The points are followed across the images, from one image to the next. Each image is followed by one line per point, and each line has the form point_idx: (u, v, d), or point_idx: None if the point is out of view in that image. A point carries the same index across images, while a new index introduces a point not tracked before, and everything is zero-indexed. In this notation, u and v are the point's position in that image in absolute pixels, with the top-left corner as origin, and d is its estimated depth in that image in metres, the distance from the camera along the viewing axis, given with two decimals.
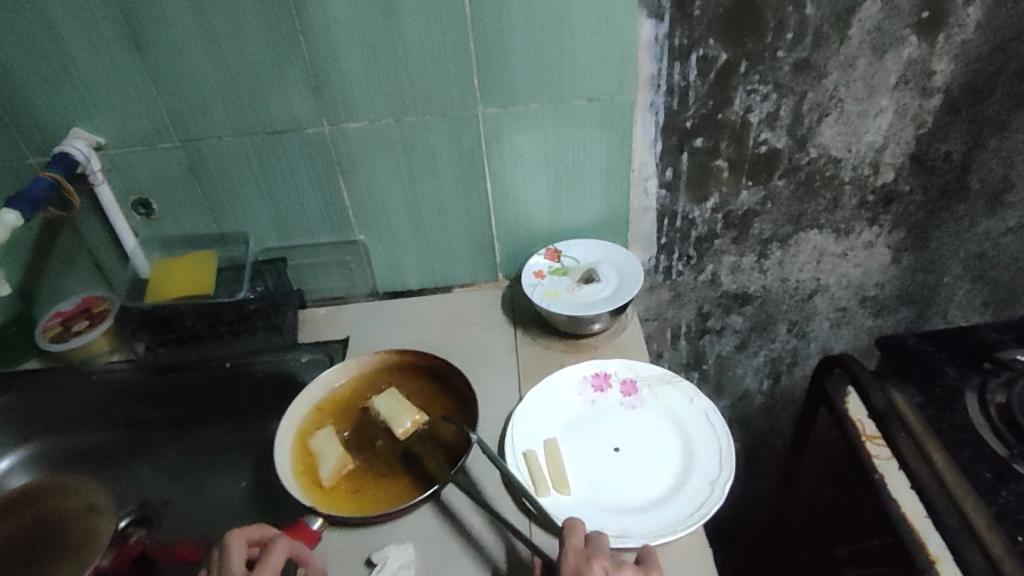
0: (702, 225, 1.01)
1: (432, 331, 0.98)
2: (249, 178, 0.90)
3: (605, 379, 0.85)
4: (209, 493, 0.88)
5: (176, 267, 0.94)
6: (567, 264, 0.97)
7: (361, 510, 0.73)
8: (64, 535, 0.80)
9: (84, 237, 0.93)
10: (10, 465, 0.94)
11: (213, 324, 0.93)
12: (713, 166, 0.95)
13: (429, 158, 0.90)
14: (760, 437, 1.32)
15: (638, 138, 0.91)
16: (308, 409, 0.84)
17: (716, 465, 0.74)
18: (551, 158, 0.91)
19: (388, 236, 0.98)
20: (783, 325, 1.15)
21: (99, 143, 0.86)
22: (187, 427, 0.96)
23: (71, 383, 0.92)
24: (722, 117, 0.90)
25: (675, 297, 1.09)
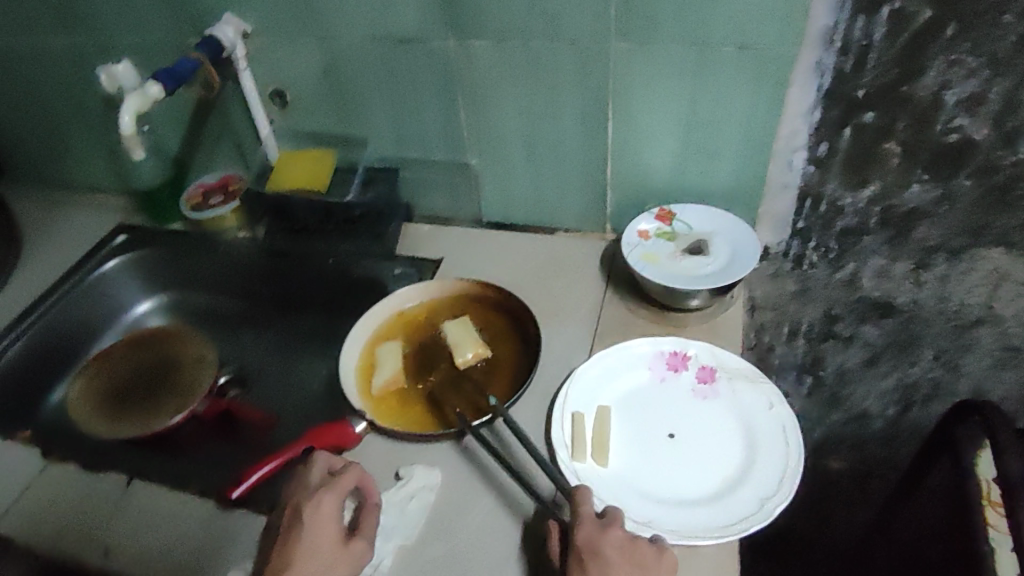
0: (851, 215, 0.86)
1: (523, 270, 0.95)
2: (376, 85, 0.91)
3: (682, 359, 0.78)
4: (293, 376, 0.97)
5: (301, 158, 0.99)
6: (677, 229, 0.88)
7: (404, 425, 0.77)
8: (175, 375, 0.98)
9: (230, 118, 1.01)
10: (148, 309, 1.09)
11: (324, 220, 0.99)
12: (881, 148, 0.79)
13: (553, 90, 0.85)
14: (871, 467, 1.10)
15: (793, 103, 0.79)
16: (384, 317, 0.88)
17: (775, 484, 0.66)
18: (683, 110, 0.82)
19: (499, 164, 0.95)
20: (929, 351, 0.95)
21: (247, 30, 0.90)
22: (290, 309, 1.04)
23: (205, 249, 1.04)
24: (905, 91, 0.74)
25: (801, 291, 0.96)
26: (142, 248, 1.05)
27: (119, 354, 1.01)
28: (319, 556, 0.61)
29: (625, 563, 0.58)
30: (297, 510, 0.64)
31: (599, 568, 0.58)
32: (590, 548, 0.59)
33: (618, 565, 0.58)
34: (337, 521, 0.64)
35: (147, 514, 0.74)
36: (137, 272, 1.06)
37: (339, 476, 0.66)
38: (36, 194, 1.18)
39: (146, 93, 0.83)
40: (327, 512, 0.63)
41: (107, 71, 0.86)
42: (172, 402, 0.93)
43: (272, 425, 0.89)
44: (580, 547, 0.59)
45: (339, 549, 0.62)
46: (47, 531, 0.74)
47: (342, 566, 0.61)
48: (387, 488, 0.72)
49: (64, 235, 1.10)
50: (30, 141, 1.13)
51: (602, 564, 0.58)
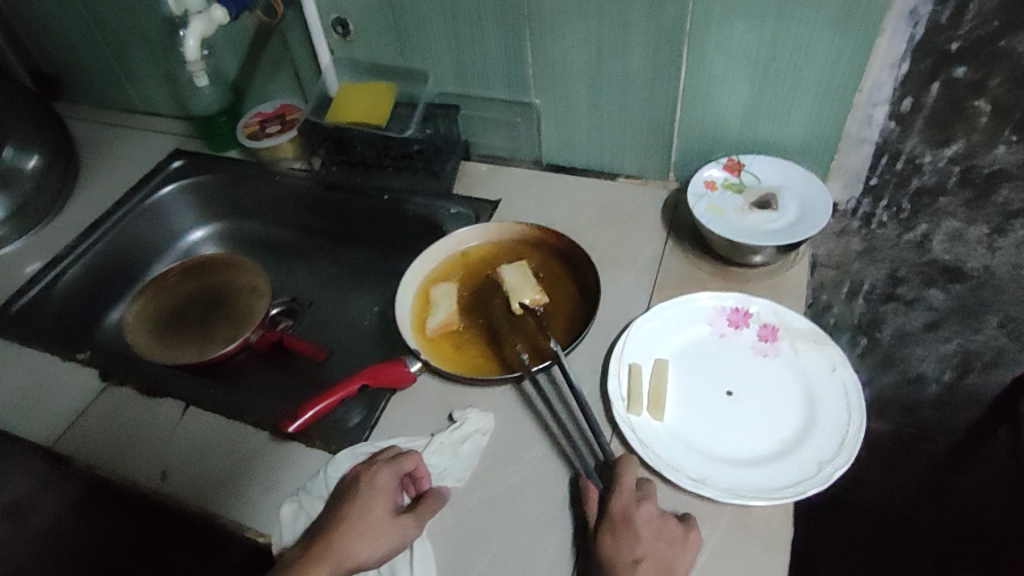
0: (929, 175, 0.81)
1: (582, 216, 0.94)
2: (437, 16, 0.88)
3: (743, 317, 0.77)
4: (348, 309, 0.99)
5: (360, 91, 0.97)
6: (746, 182, 0.85)
7: (458, 366, 0.78)
8: (230, 305, 0.99)
9: (288, 46, 0.99)
10: (202, 236, 1.10)
11: (380, 155, 0.98)
12: (969, 107, 0.74)
13: (623, 30, 0.81)
14: (919, 429, 1.10)
15: (880, 52, 0.74)
16: (440, 258, 0.88)
17: (834, 448, 0.66)
18: (760, 56, 0.78)
19: (561, 105, 0.92)
20: (995, 318, 0.92)
21: None
22: (342, 243, 1.05)
23: (258, 180, 1.04)
24: (1005, 45, 0.68)
25: (867, 250, 0.93)
26: (197, 175, 1.06)
27: (175, 278, 1.02)
28: (365, 528, 0.63)
29: (653, 539, 0.60)
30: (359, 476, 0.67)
31: (627, 539, 0.60)
32: (621, 516, 0.61)
33: (646, 539, 0.60)
34: (390, 500, 0.65)
35: (204, 440, 0.76)
36: (192, 200, 1.07)
37: (399, 456, 0.68)
38: (99, 114, 1.19)
39: (210, 18, 0.82)
40: (381, 489, 0.65)
41: None
42: (226, 327, 0.95)
43: (324, 357, 0.91)
44: (615, 513, 0.62)
45: (383, 521, 0.64)
46: (106, 457, 0.76)
47: (387, 540, 0.63)
48: (440, 429, 0.74)
49: (123, 158, 1.11)
50: (88, 62, 1.13)
51: (633, 533, 0.60)
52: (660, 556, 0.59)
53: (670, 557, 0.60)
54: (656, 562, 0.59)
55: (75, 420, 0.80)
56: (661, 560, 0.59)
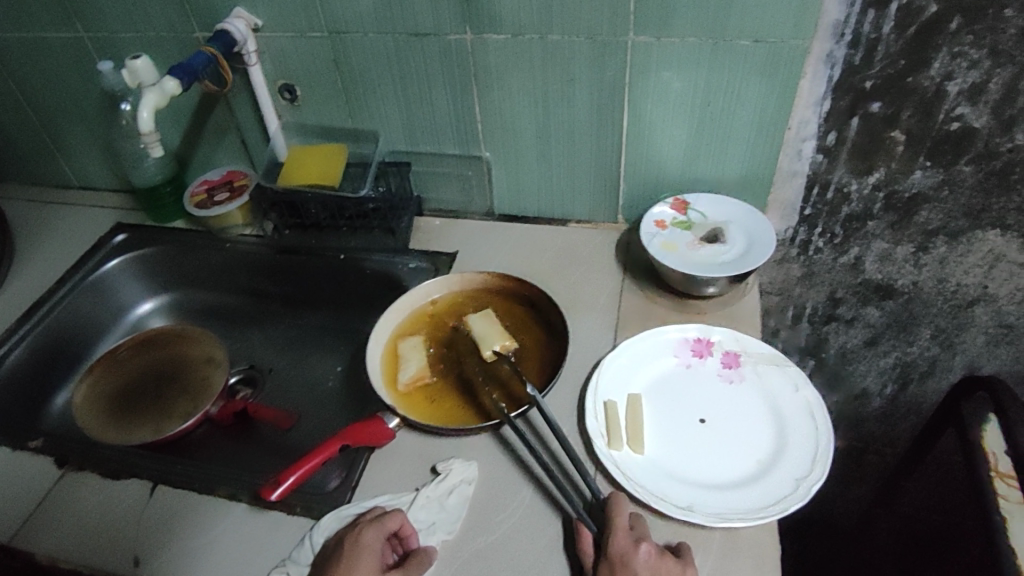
0: (856, 201, 0.88)
1: (539, 261, 0.96)
2: (388, 79, 0.90)
3: (706, 346, 0.80)
4: (310, 369, 0.97)
5: (310, 155, 0.98)
6: (693, 219, 0.90)
7: (433, 419, 0.77)
8: (184, 377, 0.95)
9: (235, 113, 0.99)
10: (151, 309, 1.06)
11: (335, 216, 0.97)
12: (886, 137, 0.82)
13: (568, 84, 0.85)
14: (867, 442, 1.16)
15: (803, 93, 0.81)
16: (406, 313, 0.88)
17: (809, 463, 0.68)
18: (696, 103, 0.83)
19: (512, 157, 0.95)
20: (927, 330, 0.99)
21: (257, 25, 0.89)
22: (298, 306, 1.03)
23: (208, 247, 1.02)
24: (911, 81, 0.77)
25: (806, 276, 0.98)
26: (145, 247, 1.03)
27: (125, 354, 0.98)
28: None
29: None
30: (342, 541, 0.64)
31: None
32: (619, 558, 0.60)
33: None
34: (375, 558, 0.63)
35: (177, 519, 0.72)
36: (139, 272, 1.04)
37: (384, 514, 0.66)
38: (30, 192, 1.15)
39: (164, 88, 0.81)
40: (368, 546, 0.63)
41: (127, 66, 0.84)
42: (184, 402, 0.91)
43: (291, 424, 0.88)
44: (614, 555, 0.61)
45: None
46: (63, 549, 0.71)
47: None
48: (425, 483, 0.72)
49: (60, 234, 1.07)
50: (21, 138, 1.09)
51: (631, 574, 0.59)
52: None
53: None
54: None
55: (35, 509, 0.74)
56: None
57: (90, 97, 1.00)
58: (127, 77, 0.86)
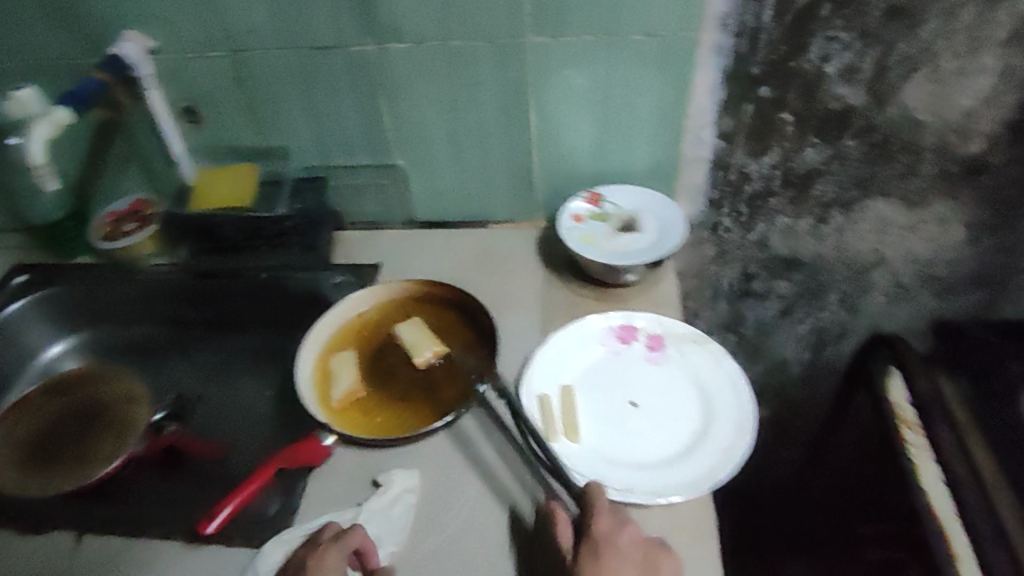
0: (757, 181, 0.93)
1: (465, 264, 0.97)
2: (293, 94, 0.89)
3: (631, 331, 0.83)
4: (239, 396, 0.92)
5: (221, 176, 0.97)
6: (608, 210, 0.92)
7: (369, 432, 0.76)
8: (106, 418, 0.90)
9: (136, 138, 0.96)
10: (63, 350, 1.01)
11: (252, 237, 0.95)
12: (777, 119, 0.87)
13: (475, 88, 0.86)
14: (793, 407, 1.21)
15: (699, 83, 0.84)
16: (334, 328, 0.87)
17: (733, 433, 0.72)
18: (600, 98, 0.86)
19: (428, 163, 0.96)
20: (833, 296, 1.06)
21: (152, 46, 0.86)
22: (223, 332, 1.00)
23: (119, 280, 0.98)
24: (793, 65, 0.82)
25: (719, 255, 1.03)
26: (48, 286, 0.97)
27: (39, 401, 0.93)
28: None
29: (635, 561, 0.61)
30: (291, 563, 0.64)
31: (612, 563, 0.60)
32: (604, 538, 0.62)
33: (630, 562, 0.60)
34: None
35: (107, 570, 0.69)
36: (45, 313, 0.98)
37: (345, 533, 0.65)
38: None
39: (54, 119, 0.79)
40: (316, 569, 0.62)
41: (12, 98, 0.82)
42: (106, 443, 0.86)
43: (224, 455, 0.85)
44: (600, 535, 0.62)
45: None
46: None
47: None
48: (367, 497, 0.72)
49: None
50: None
51: (616, 556, 0.60)
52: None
53: None
54: None
55: None
56: None
57: None
58: (12, 110, 0.83)
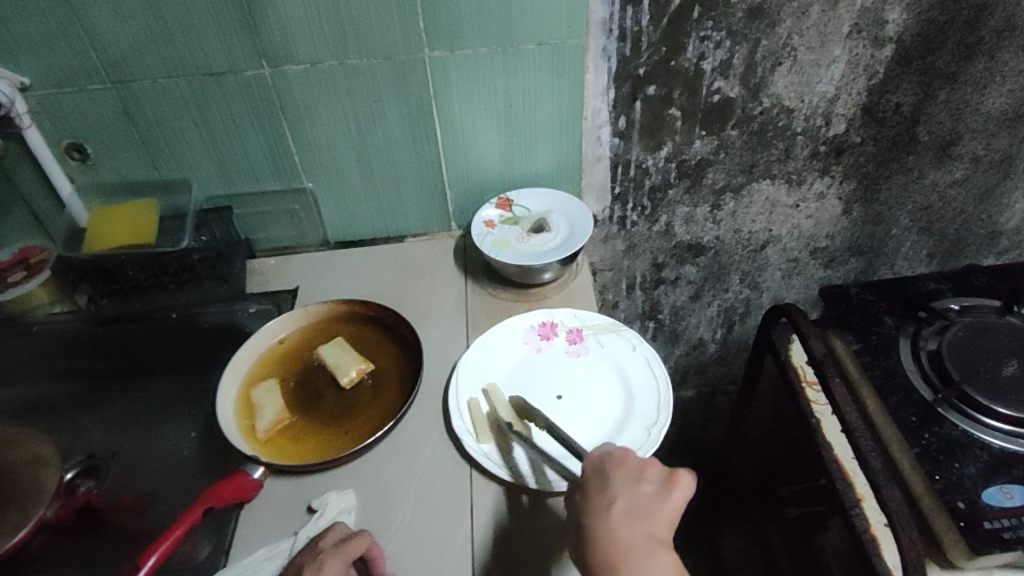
0: (655, 174, 0.99)
1: (385, 280, 0.97)
2: (189, 123, 0.87)
3: (552, 328, 0.86)
4: (159, 445, 0.84)
5: (115, 214, 0.92)
6: (519, 214, 0.95)
7: (301, 459, 0.75)
8: (8, 487, 0.78)
9: (15, 181, 0.91)
10: None
11: (156, 275, 0.94)
12: (666, 115, 0.93)
13: (376, 105, 0.87)
14: (715, 384, 1.32)
15: (590, 86, 0.89)
16: (253, 359, 0.85)
17: (655, 411, 0.76)
18: (500, 106, 0.89)
19: (336, 183, 0.95)
20: (736, 276, 1.14)
21: (23, 83, 0.81)
22: (133, 377, 0.91)
23: (14, 336, 0.93)
24: (675, 64, 0.88)
25: (630, 248, 1.08)
26: None
27: None
28: None
29: (627, 481, 0.60)
30: None
31: (600, 486, 0.61)
32: (594, 471, 0.62)
33: (623, 484, 0.60)
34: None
35: None
36: None
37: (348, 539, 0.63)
38: None
39: None
40: None
41: None
42: (9, 516, 0.75)
43: (146, 506, 0.79)
44: (587, 468, 0.63)
45: None
46: None
47: None
48: (302, 525, 0.70)
49: None
50: None
51: (600, 481, 0.61)
52: (636, 496, 0.59)
53: (652, 502, 0.59)
54: (641, 505, 0.59)
55: None
56: (639, 503, 0.59)
57: None
58: None
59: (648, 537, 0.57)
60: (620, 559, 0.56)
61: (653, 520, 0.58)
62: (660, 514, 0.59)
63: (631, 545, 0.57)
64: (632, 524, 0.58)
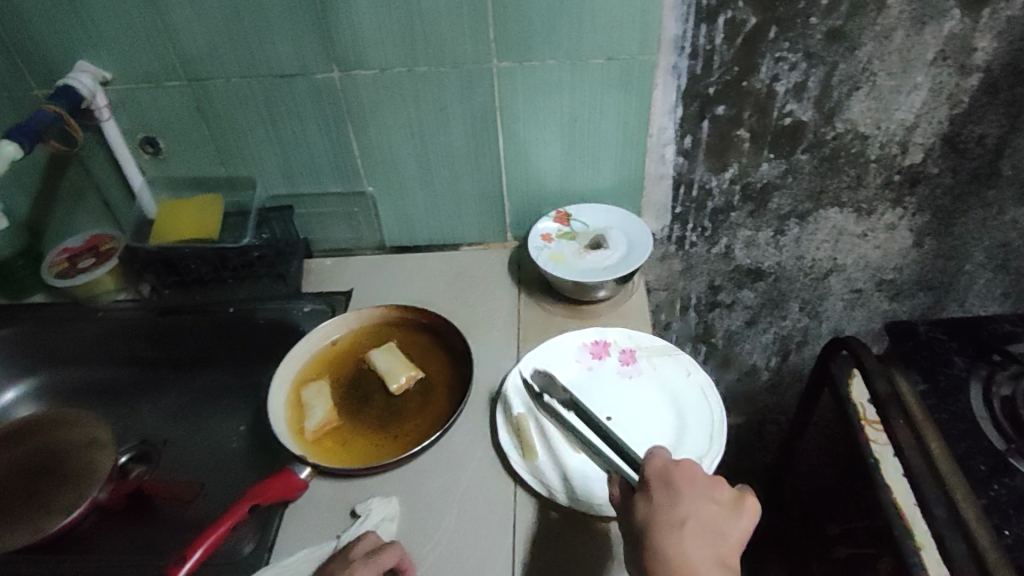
0: (719, 196, 0.97)
1: (437, 287, 0.97)
2: (258, 123, 0.89)
3: (604, 347, 0.84)
4: (208, 434, 0.89)
5: (182, 208, 0.94)
6: (576, 229, 0.94)
7: (347, 463, 0.75)
8: (67, 466, 0.83)
9: (90, 172, 0.94)
10: (17, 396, 0.96)
11: (217, 269, 0.94)
12: (734, 136, 0.91)
13: (441, 113, 0.87)
14: (764, 413, 1.27)
15: (657, 102, 0.87)
16: (304, 359, 0.85)
17: (708, 441, 0.73)
18: (564, 120, 0.88)
19: (396, 189, 0.96)
20: (795, 304, 1.10)
21: (106, 78, 0.84)
22: (188, 369, 0.96)
23: (77, 320, 0.94)
24: (746, 85, 0.86)
25: (687, 269, 1.06)
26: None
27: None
28: None
29: (698, 497, 0.59)
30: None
31: (669, 499, 0.59)
32: (660, 481, 0.60)
33: (693, 499, 0.58)
34: None
35: None
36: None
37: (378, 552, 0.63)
38: None
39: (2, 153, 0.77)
40: None
41: None
42: (64, 494, 0.79)
43: (192, 495, 0.82)
44: (654, 477, 0.60)
45: None
46: None
47: None
48: (346, 528, 0.70)
49: None
50: None
51: (669, 494, 0.59)
52: (705, 515, 0.58)
53: (721, 523, 0.58)
54: (710, 525, 0.58)
55: None
56: (709, 523, 0.58)
57: None
58: None
59: (717, 560, 0.56)
60: None
61: (721, 544, 0.57)
62: (729, 535, 0.58)
63: (702, 567, 0.55)
64: (700, 544, 0.56)
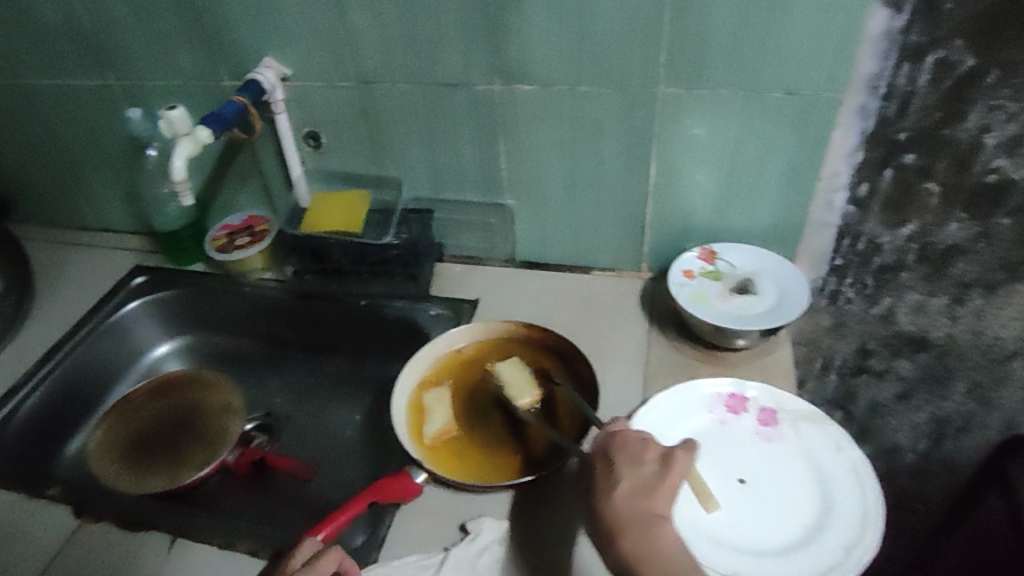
0: (889, 253, 0.87)
1: (565, 309, 0.94)
2: (414, 128, 0.91)
3: (742, 401, 0.77)
4: (324, 421, 0.92)
5: (332, 202, 0.99)
6: (722, 268, 0.88)
7: (462, 476, 0.74)
8: (201, 425, 0.92)
9: (257, 158, 1.01)
10: (167, 351, 1.05)
11: (356, 262, 0.96)
12: (920, 188, 0.80)
13: (596, 133, 0.84)
14: (900, 499, 1.12)
15: (835, 144, 0.79)
16: (428, 363, 0.85)
17: (858, 531, 0.65)
18: (726, 152, 0.82)
19: (537, 205, 0.94)
20: (962, 385, 0.96)
21: (287, 75, 0.89)
22: (318, 352, 1.00)
23: (228, 292, 1.01)
24: (947, 134, 0.75)
25: (836, 326, 0.96)
26: (163, 291, 1.02)
27: (141, 399, 0.96)
28: None
29: (630, 462, 0.60)
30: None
31: (603, 466, 0.62)
32: (602, 454, 0.63)
33: (624, 465, 0.60)
34: None
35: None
36: (156, 316, 1.03)
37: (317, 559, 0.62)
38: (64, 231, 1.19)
39: (197, 139, 0.84)
40: None
41: (164, 118, 0.88)
42: (198, 452, 0.87)
43: (309, 475, 0.85)
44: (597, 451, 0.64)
45: None
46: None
47: None
48: (455, 543, 0.69)
49: (87, 276, 1.09)
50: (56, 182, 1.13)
51: (605, 463, 0.62)
52: (637, 478, 0.59)
53: (657, 481, 0.59)
54: (647, 485, 0.59)
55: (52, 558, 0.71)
56: (639, 482, 0.59)
57: (128, 142, 1.04)
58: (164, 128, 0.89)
59: (654, 515, 0.57)
60: (622, 537, 0.57)
61: (654, 499, 0.58)
62: (659, 488, 0.58)
63: (634, 525, 0.57)
64: (632, 502, 0.58)
